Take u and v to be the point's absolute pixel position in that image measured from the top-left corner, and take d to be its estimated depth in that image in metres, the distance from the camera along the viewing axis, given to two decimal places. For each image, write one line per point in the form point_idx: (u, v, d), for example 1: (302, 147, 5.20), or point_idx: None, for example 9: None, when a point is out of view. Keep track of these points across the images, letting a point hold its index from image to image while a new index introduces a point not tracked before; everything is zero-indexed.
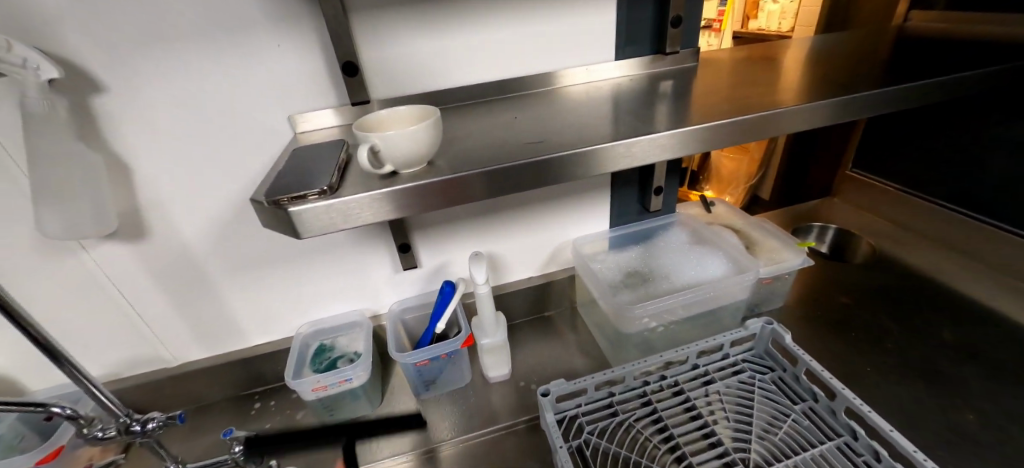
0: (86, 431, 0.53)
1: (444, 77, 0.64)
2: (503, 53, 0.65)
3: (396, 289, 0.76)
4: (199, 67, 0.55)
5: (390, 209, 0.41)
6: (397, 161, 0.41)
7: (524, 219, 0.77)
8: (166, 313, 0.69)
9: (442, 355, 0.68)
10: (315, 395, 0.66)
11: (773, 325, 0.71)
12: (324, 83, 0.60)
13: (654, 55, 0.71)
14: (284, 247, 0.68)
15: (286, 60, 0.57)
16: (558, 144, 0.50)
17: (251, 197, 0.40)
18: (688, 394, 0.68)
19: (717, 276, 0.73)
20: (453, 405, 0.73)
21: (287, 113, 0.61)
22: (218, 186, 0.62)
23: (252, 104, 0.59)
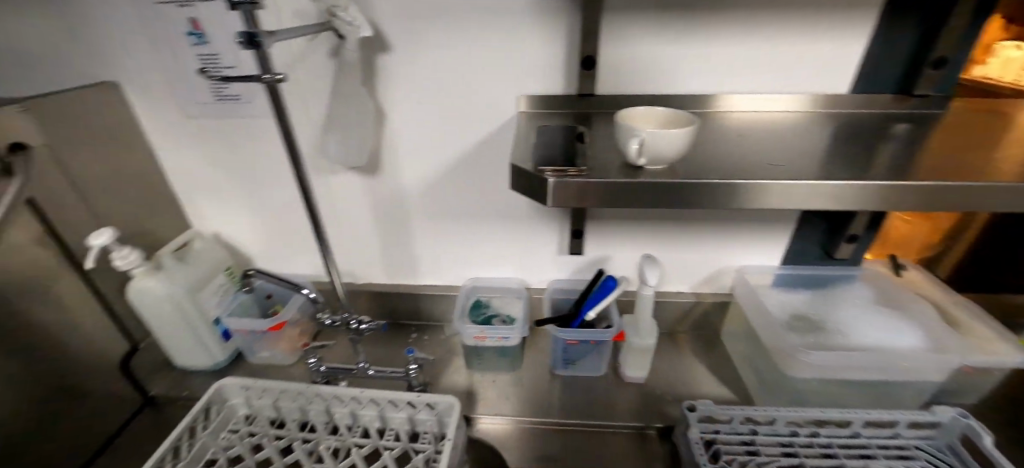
0: (318, 316, 0.66)
1: (661, 83, 0.66)
2: (727, 69, 0.65)
3: (554, 269, 0.81)
4: (463, 42, 0.62)
5: (631, 198, 0.45)
6: (652, 156, 0.44)
7: (697, 234, 0.76)
8: (367, 241, 0.81)
9: (590, 341, 0.72)
10: (473, 342, 0.73)
11: (971, 420, 0.62)
12: (557, 71, 0.64)
13: (898, 95, 0.65)
14: (476, 208, 0.76)
15: (532, 48, 0.62)
16: (800, 170, 0.48)
17: (514, 162, 0.48)
18: (844, 461, 0.62)
19: (912, 349, 0.65)
20: (588, 394, 0.75)
21: (517, 94, 0.66)
22: (440, 144, 0.70)
23: (492, 82, 0.65)
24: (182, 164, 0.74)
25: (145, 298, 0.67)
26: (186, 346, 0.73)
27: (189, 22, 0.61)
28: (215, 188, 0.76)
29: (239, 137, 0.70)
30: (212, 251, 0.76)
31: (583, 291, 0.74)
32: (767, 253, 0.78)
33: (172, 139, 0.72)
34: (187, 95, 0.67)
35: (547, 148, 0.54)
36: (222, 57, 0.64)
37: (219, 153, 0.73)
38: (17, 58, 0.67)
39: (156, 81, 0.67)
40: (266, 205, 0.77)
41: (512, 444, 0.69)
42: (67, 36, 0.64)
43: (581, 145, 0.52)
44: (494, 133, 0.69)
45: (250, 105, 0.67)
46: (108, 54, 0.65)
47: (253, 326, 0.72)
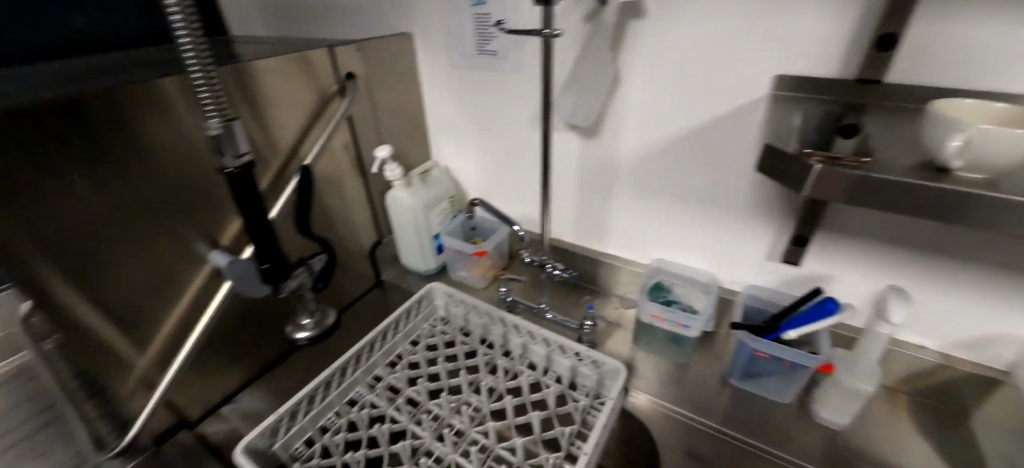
0: (521, 252, 0.76)
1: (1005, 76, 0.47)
2: None
3: (755, 274, 0.74)
4: (728, 10, 0.57)
5: (922, 207, 0.37)
6: (977, 161, 0.35)
7: (982, 282, 0.58)
8: (568, 200, 0.86)
9: (785, 362, 0.63)
10: (650, 321, 0.76)
11: None
12: (841, 50, 0.53)
13: None
14: (688, 189, 0.73)
15: (810, 21, 0.53)
16: None
17: (768, 142, 0.45)
18: None
19: None
20: (766, 413, 0.67)
21: (778, 73, 0.58)
22: (668, 116, 0.68)
23: (751, 56, 0.58)
24: (439, 105, 0.90)
25: (397, 205, 0.83)
26: (412, 250, 0.89)
27: None
28: (458, 129, 0.90)
29: (488, 88, 0.81)
30: (442, 180, 0.89)
31: (789, 306, 0.66)
32: None
33: (438, 83, 0.87)
34: (459, 48, 0.80)
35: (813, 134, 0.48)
36: (493, 16, 0.73)
37: (469, 101, 0.85)
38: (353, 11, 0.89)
39: (440, 36, 0.81)
40: (492, 150, 0.87)
41: (669, 428, 0.68)
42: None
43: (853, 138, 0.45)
44: (732, 114, 0.63)
45: (506, 60, 0.75)
46: (412, 11, 0.82)
47: (462, 247, 0.83)
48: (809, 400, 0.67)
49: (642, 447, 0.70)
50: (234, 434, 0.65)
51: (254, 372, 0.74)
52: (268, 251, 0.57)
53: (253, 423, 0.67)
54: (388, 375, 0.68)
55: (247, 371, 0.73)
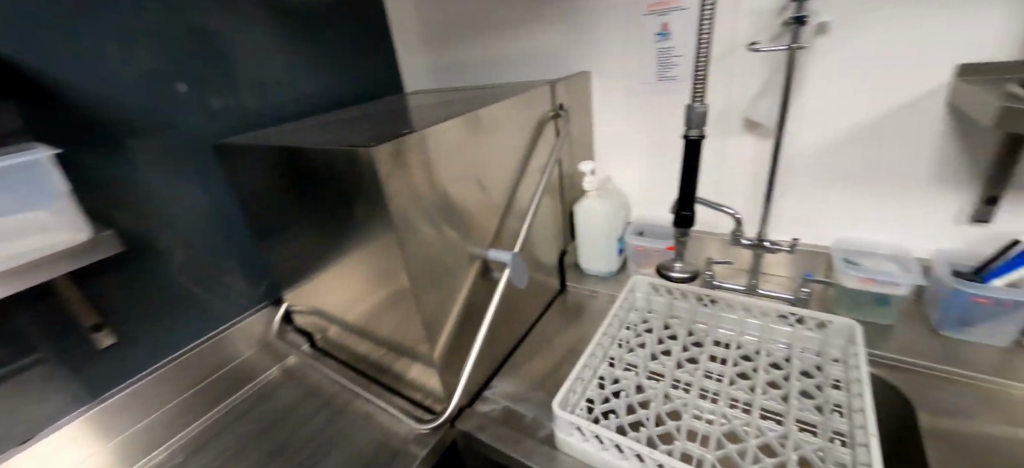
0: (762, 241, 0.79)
1: None
2: None
3: (947, 235, 0.74)
4: (908, 15, 0.64)
5: None
6: None
7: None
8: (741, 197, 0.89)
9: (1003, 303, 0.65)
10: (857, 286, 0.75)
11: None
12: (1015, 39, 0.60)
13: None
14: (874, 172, 0.76)
15: (998, 12, 0.60)
16: None
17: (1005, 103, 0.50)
18: None
19: None
20: (1010, 360, 0.66)
21: (956, 62, 0.64)
22: (875, 97, 0.71)
23: (934, 51, 0.65)
24: (608, 126, 0.98)
25: (587, 213, 0.92)
26: (596, 254, 0.98)
27: (660, 26, 0.83)
28: (628, 149, 0.97)
29: (660, 110, 0.89)
30: (615, 192, 0.97)
31: (985, 285, 0.66)
32: None
33: (604, 109, 0.97)
34: (635, 78, 0.90)
35: (1006, 89, 0.57)
36: (676, 49, 0.82)
37: (644, 118, 0.92)
38: (521, 59, 1.03)
39: (614, 69, 0.91)
40: (665, 162, 0.94)
41: (909, 377, 0.67)
42: (563, 36, 0.95)
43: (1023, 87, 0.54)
44: (911, 102, 0.69)
45: (685, 84, 0.84)
46: (588, 51, 0.93)
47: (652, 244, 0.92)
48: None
49: (896, 409, 0.68)
50: (508, 412, 0.72)
51: (494, 369, 0.81)
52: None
53: (521, 402, 0.73)
54: (628, 355, 0.75)
55: (492, 365, 0.80)
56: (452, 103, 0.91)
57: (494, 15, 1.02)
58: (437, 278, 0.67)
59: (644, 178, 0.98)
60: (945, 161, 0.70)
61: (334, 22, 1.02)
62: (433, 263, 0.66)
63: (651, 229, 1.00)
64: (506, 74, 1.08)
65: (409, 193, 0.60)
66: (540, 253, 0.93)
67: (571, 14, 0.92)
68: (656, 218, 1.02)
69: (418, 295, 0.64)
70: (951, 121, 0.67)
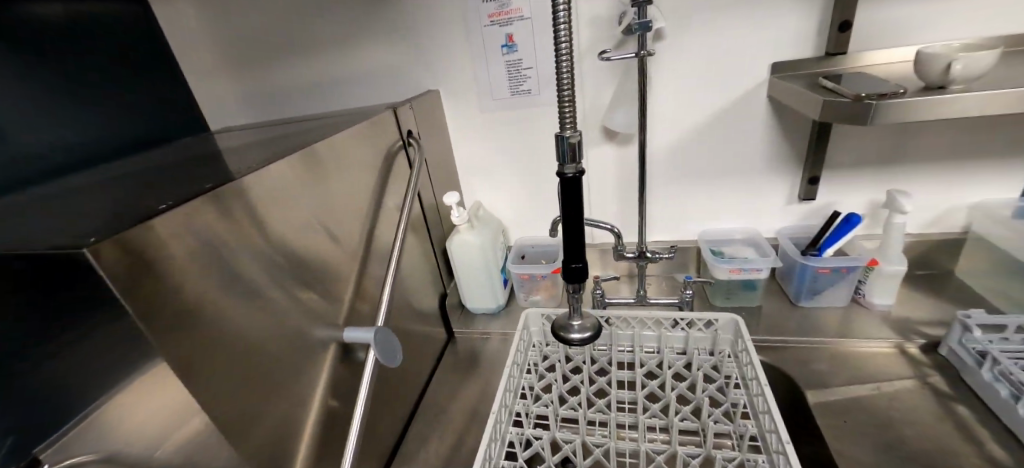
0: (642, 248, 0.77)
1: (909, 34, 0.64)
2: (995, 7, 0.61)
3: (785, 215, 0.82)
4: (727, 21, 0.68)
5: (973, 109, 0.48)
6: (964, 78, 0.48)
7: (952, 170, 0.72)
8: (613, 205, 0.87)
9: (840, 269, 0.73)
10: (728, 276, 0.77)
11: None
12: (809, 39, 0.67)
13: None
14: (722, 165, 0.80)
15: (790, 16, 0.66)
16: None
17: (824, 99, 0.54)
18: None
19: None
20: (849, 316, 0.75)
21: (770, 62, 0.70)
22: (708, 99, 0.74)
23: (753, 53, 0.69)
24: (471, 147, 0.87)
25: (462, 248, 0.81)
26: (479, 289, 0.86)
27: (505, 37, 0.76)
28: (494, 170, 0.89)
29: (521, 125, 0.83)
30: (489, 218, 0.88)
31: (823, 254, 0.73)
32: (1006, 181, 0.71)
33: (462, 130, 0.86)
34: (487, 94, 0.81)
35: (815, 84, 0.62)
36: (525, 61, 0.77)
37: (506, 135, 0.84)
38: (356, 80, 0.87)
39: (464, 85, 0.82)
40: (535, 178, 0.88)
41: (784, 355, 0.71)
42: (401, 52, 0.82)
43: (830, 82, 0.58)
44: (741, 100, 0.73)
45: (541, 97, 0.79)
46: (431, 68, 0.82)
47: (536, 270, 0.84)
48: (859, 294, 0.76)
49: (781, 388, 0.71)
50: None
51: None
52: (576, 243, 0.45)
53: None
54: (536, 405, 0.64)
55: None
56: (270, 139, 0.70)
57: (312, 30, 0.84)
58: (276, 390, 0.47)
59: (517, 198, 0.91)
60: (775, 150, 0.76)
61: (79, 42, 0.70)
62: (263, 376, 0.44)
63: (531, 251, 0.93)
64: (341, 97, 0.90)
65: (206, 290, 0.38)
66: (418, 306, 0.77)
67: (407, 27, 0.79)
68: (535, 237, 0.94)
69: (244, 427, 0.42)
70: (771, 114, 0.73)
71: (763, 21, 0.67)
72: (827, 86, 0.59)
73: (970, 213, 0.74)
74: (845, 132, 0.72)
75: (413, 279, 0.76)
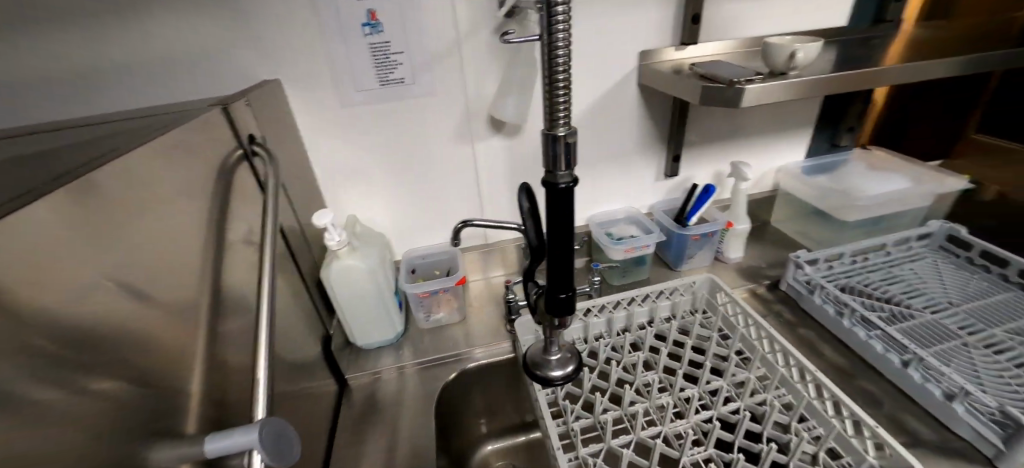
0: None
1: (735, 30, 0.75)
2: (783, 12, 0.76)
3: (655, 192, 0.90)
4: (604, 11, 0.69)
5: (803, 90, 0.58)
6: (798, 68, 0.59)
7: (763, 142, 0.89)
8: (505, 200, 0.82)
9: (706, 234, 0.83)
10: (623, 257, 0.80)
11: (951, 223, 0.83)
12: (667, 30, 0.72)
13: (870, 27, 0.81)
14: (604, 151, 0.82)
15: (650, 7, 0.70)
16: (873, 74, 0.65)
17: (704, 84, 0.58)
18: (898, 274, 0.77)
19: (908, 186, 0.82)
20: (715, 272, 0.87)
21: (639, 50, 0.73)
22: (588, 86, 0.74)
23: (625, 40, 0.72)
24: (333, 149, 0.70)
25: (346, 275, 0.65)
26: (370, 319, 0.72)
27: (366, 14, 0.62)
28: (365, 173, 0.74)
29: (397, 119, 0.70)
30: (370, 234, 0.73)
31: (691, 222, 0.82)
32: (794, 148, 0.92)
33: (320, 130, 0.69)
34: (348, 84, 0.66)
35: (683, 71, 0.67)
36: (393, 44, 0.64)
37: (378, 132, 0.70)
38: (133, 61, 0.60)
39: (314, 73, 0.64)
40: (418, 180, 0.76)
41: None
42: (208, 24, 0.59)
43: (698, 69, 0.64)
44: (617, 86, 0.76)
45: (417, 86, 0.68)
46: (261, 48, 0.62)
47: (436, 284, 0.74)
48: (717, 252, 0.88)
49: None
50: None
51: None
52: (564, 275, 0.41)
53: None
54: (573, 420, 0.55)
55: None
56: None
57: None
58: None
59: (400, 205, 0.78)
60: (646, 133, 0.82)
61: None
62: None
63: (423, 263, 0.82)
64: (107, 86, 0.60)
65: None
66: (297, 362, 0.59)
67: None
68: (425, 246, 0.83)
69: None
70: (639, 101, 0.78)
71: (630, 11, 0.69)
72: (695, 72, 0.65)
73: (774, 175, 0.94)
74: (696, 114, 0.81)
75: (285, 329, 0.57)
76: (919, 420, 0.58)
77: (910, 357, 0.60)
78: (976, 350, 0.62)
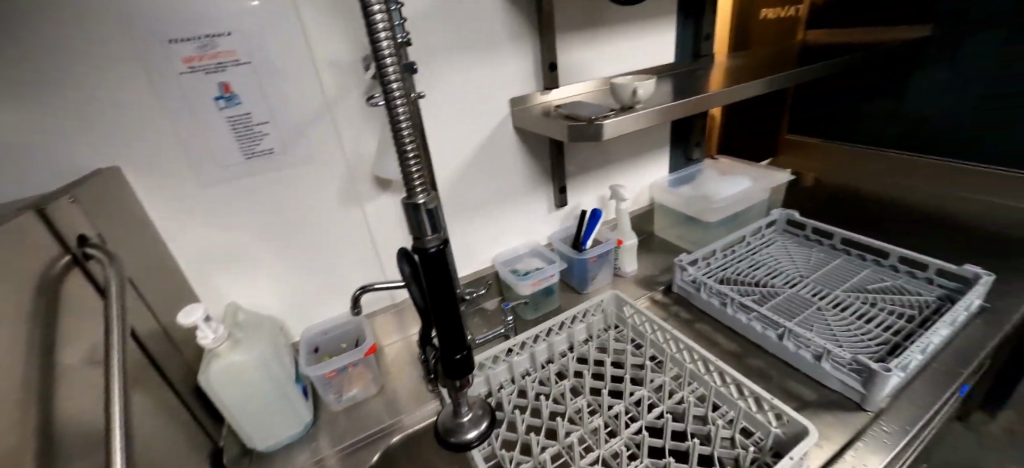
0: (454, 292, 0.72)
1: (588, 73, 0.86)
2: (622, 56, 0.89)
3: (550, 223, 0.95)
4: (471, 66, 0.73)
5: (650, 118, 0.67)
6: (642, 100, 0.68)
7: (632, 164, 1.00)
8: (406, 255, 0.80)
9: (601, 254, 0.89)
10: (531, 291, 0.82)
11: (786, 211, 1.01)
12: (531, 79, 0.80)
13: (692, 63, 0.99)
14: (496, 192, 0.86)
15: (512, 60, 0.77)
16: (701, 101, 0.78)
17: (568, 123, 0.64)
18: (760, 259, 0.91)
19: (748, 185, 0.98)
20: (617, 287, 0.93)
21: (509, 97, 0.79)
22: (469, 135, 0.78)
23: (495, 90, 0.77)
24: (197, 233, 0.63)
25: (231, 372, 0.57)
26: (269, 417, 0.63)
27: (218, 86, 0.58)
28: (242, 253, 0.67)
29: (272, 191, 0.65)
30: (256, 319, 0.65)
31: (587, 246, 0.88)
32: (658, 166, 1.05)
33: (178, 214, 0.61)
34: (207, 161, 0.60)
35: (550, 113, 0.73)
36: (255, 115, 0.61)
37: (252, 208, 0.65)
38: None
39: (163, 154, 0.58)
40: (305, 251, 0.71)
41: None
42: (4, 113, 0.49)
43: (562, 110, 0.71)
44: (495, 132, 0.80)
45: (290, 154, 0.64)
46: (88, 134, 0.53)
47: (343, 359, 0.68)
48: (615, 268, 0.95)
49: None
50: None
51: None
52: (457, 332, 0.41)
53: None
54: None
55: None
56: None
57: None
58: None
59: (289, 281, 0.71)
60: (531, 171, 0.88)
61: None
62: None
63: (325, 338, 0.75)
64: None
65: None
66: None
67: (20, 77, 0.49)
68: (325, 320, 0.77)
69: None
70: (518, 143, 0.84)
71: (494, 64, 0.75)
72: (560, 113, 0.71)
73: (647, 191, 1.06)
74: (571, 148, 0.89)
75: (155, 456, 0.47)
76: (801, 383, 0.67)
77: (783, 331, 0.70)
78: (828, 312, 0.74)
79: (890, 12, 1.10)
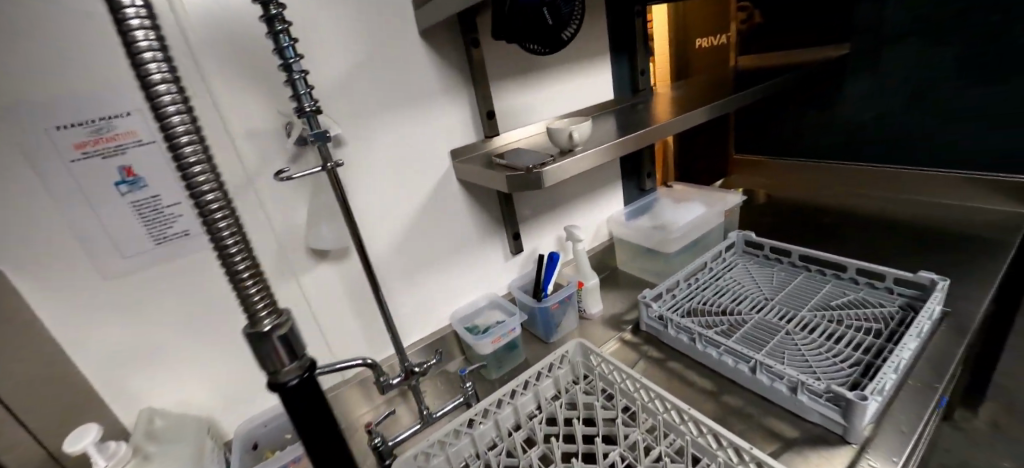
0: (403, 364, 0.66)
1: (528, 118, 0.85)
2: (561, 98, 0.89)
3: (507, 271, 0.91)
4: (405, 122, 0.71)
5: (592, 160, 0.65)
6: (580, 143, 0.66)
7: (586, 202, 0.99)
8: (353, 325, 0.74)
9: (563, 299, 0.85)
10: (492, 348, 0.77)
11: (743, 232, 1.01)
12: (469, 129, 0.78)
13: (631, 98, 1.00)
14: (447, 247, 0.82)
15: (448, 112, 0.75)
16: (643, 136, 0.77)
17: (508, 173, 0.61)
18: (723, 285, 0.89)
19: (702, 211, 0.98)
20: (583, 330, 0.89)
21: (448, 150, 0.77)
22: (409, 192, 0.74)
23: (433, 144, 0.75)
24: (101, 335, 0.55)
25: None
26: None
27: (118, 171, 0.53)
28: (158, 350, 0.59)
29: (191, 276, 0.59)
30: (177, 424, 0.58)
31: (546, 292, 0.84)
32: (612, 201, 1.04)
33: (75, 316, 0.54)
34: (109, 253, 0.54)
35: (491, 164, 0.71)
36: (164, 197, 0.56)
37: (167, 298, 0.59)
38: None
39: (55, 251, 0.51)
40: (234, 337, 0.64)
41: None
42: None
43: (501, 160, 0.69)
44: (438, 185, 0.77)
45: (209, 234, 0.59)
46: None
47: (284, 455, 0.60)
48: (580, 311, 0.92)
49: None
50: None
51: None
52: None
53: None
54: None
55: None
56: None
57: None
58: None
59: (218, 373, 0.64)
60: (481, 221, 0.85)
61: None
62: None
63: (265, 431, 0.68)
64: None
65: None
66: None
67: None
68: (266, 410, 0.70)
69: None
70: (464, 194, 0.81)
71: (429, 119, 0.73)
72: (501, 163, 0.69)
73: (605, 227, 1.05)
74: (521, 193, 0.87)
75: None
76: (780, 418, 0.64)
77: (754, 364, 0.66)
78: (797, 336, 0.72)
79: (809, 35, 1.16)
